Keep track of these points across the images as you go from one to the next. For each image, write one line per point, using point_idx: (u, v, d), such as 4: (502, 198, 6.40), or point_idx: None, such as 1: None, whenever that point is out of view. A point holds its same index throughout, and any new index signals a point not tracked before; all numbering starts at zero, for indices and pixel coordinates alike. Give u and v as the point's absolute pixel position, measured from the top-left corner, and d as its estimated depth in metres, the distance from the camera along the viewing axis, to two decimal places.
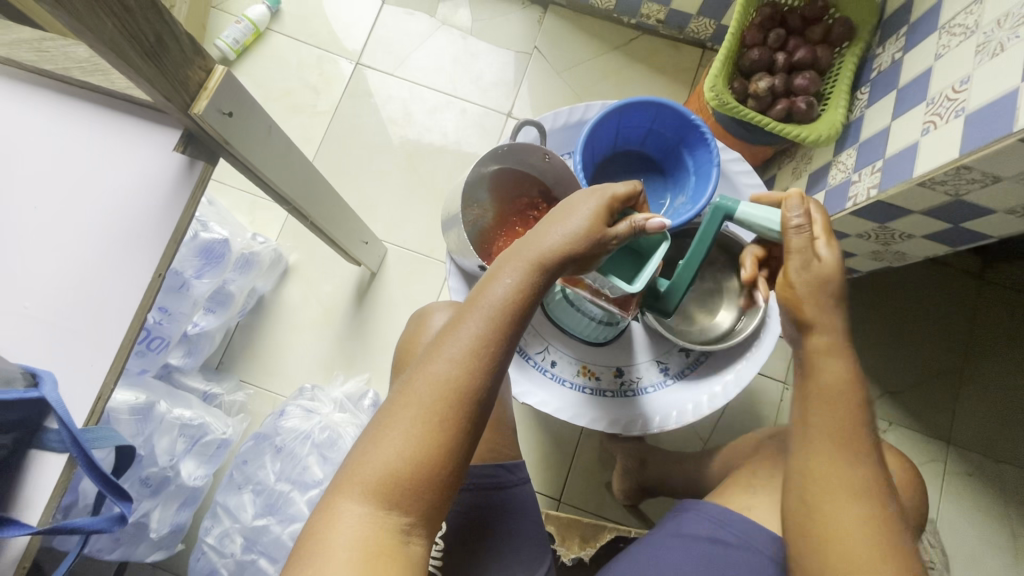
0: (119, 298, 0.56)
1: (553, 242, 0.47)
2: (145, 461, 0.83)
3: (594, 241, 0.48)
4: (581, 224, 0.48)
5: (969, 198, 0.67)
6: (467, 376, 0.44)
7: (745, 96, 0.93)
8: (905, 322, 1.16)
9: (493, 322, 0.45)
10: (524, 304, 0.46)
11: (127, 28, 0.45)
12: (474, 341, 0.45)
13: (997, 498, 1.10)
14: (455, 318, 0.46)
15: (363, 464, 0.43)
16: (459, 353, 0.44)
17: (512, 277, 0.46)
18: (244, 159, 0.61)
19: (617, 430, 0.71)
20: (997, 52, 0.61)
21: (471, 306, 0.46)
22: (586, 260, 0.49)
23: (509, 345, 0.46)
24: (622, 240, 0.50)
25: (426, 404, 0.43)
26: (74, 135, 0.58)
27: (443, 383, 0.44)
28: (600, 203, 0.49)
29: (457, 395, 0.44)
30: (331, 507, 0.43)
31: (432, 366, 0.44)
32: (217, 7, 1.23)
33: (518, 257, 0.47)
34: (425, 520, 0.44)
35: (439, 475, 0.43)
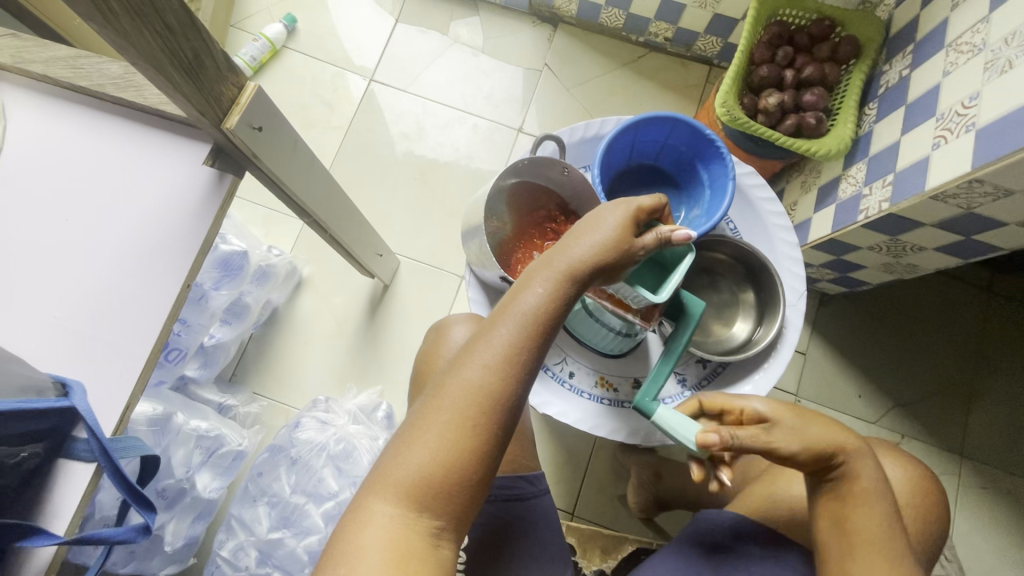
0: (149, 307, 0.57)
1: (583, 252, 0.48)
2: (161, 473, 0.83)
3: (623, 253, 0.49)
4: (609, 234, 0.49)
5: (981, 211, 0.68)
6: (500, 382, 0.45)
7: (755, 111, 0.95)
8: (914, 335, 1.17)
9: (526, 329, 0.46)
10: (554, 310, 0.47)
11: (168, 45, 0.46)
12: (507, 347, 0.45)
13: (1012, 511, 1.09)
14: (487, 323, 0.47)
15: (396, 466, 0.44)
16: (492, 358, 0.45)
17: (542, 284, 0.47)
18: (271, 172, 0.62)
19: (637, 441, 0.71)
20: (1005, 69, 0.63)
21: (503, 312, 0.47)
22: (613, 271, 0.50)
23: (540, 352, 0.47)
24: (646, 253, 0.50)
25: (460, 407, 0.44)
26: (107, 149, 0.59)
27: (476, 388, 0.44)
28: (628, 214, 0.50)
29: (490, 399, 0.44)
30: (363, 507, 0.43)
31: (466, 371, 0.45)
32: (236, 26, 1.26)
33: (548, 266, 0.48)
34: (454, 524, 0.44)
35: (470, 479, 0.44)
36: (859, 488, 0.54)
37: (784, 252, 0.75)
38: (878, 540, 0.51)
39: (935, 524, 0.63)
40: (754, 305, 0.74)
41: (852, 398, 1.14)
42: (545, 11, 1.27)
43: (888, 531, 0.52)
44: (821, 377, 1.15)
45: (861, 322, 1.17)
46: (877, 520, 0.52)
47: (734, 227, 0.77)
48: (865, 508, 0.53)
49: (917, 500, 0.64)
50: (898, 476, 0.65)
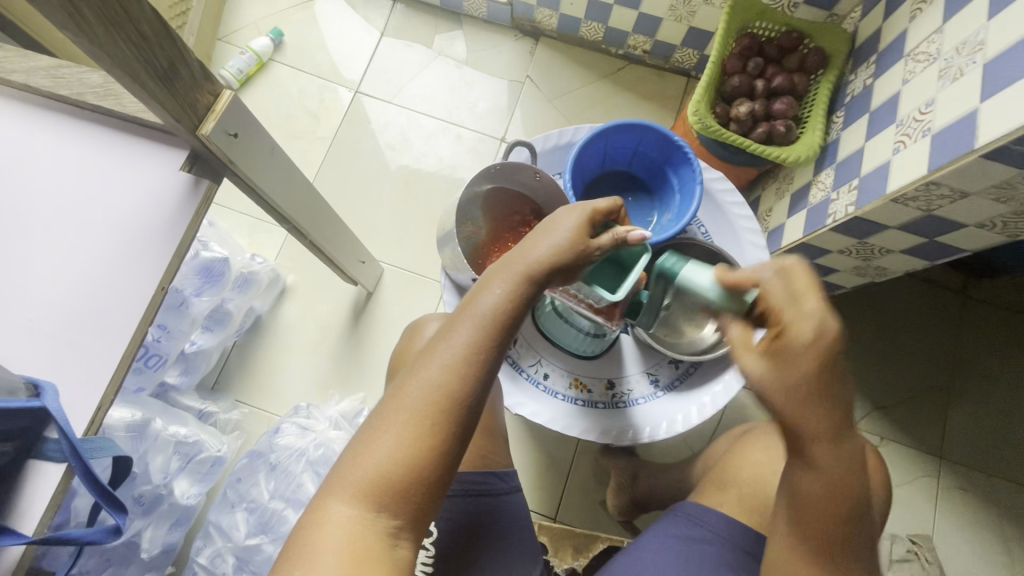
0: (122, 310, 0.57)
1: (540, 254, 0.49)
2: (138, 479, 0.83)
3: (578, 254, 0.50)
4: (565, 236, 0.50)
5: (941, 213, 0.70)
6: (459, 381, 0.46)
7: (727, 120, 0.98)
8: (892, 338, 1.18)
9: (484, 330, 0.47)
10: (513, 311, 0.48)
11: (143, 54, 0.48)
12: (466, 347, 0.46)
13: (989, 512, 1.11)
14: (448, 325, 0.48)
15: (355, 466, 0.44)
16: (451, 358, 0.46)
17: (501, 285, 0.49)
18: (248, 177, 0.64)
19: (609, 441, 0.73)
20: (957, 76, 0.65)
21: (461, 314, 0.48)
22: (569, 272, 0.51)
23: (499, 352, 0.48)
24: (602, 253, 0.52)
25: (417, 407, 0.45)
26: (85, 155, 0.61)
27: (435, 387, 0.45)
28: (583, 217, 0.51)
29: (448, 398, 0.45)
30: (321, 507, 0.44)
31: (425, 371, 0.46)
32: (223, 39, 1.29)
33: (506, 268, 0.50)
34: (412, 525, 0.45)
35: (428, 478, 0.45)
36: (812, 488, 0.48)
37: (752, 255, 0.77)
38: (817, 551, 0.50)
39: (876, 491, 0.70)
40: None
41: None
42: (526, 24, 1.30)
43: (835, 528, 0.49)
44: None
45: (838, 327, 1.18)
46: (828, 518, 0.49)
47: (705, 231, 0.79)
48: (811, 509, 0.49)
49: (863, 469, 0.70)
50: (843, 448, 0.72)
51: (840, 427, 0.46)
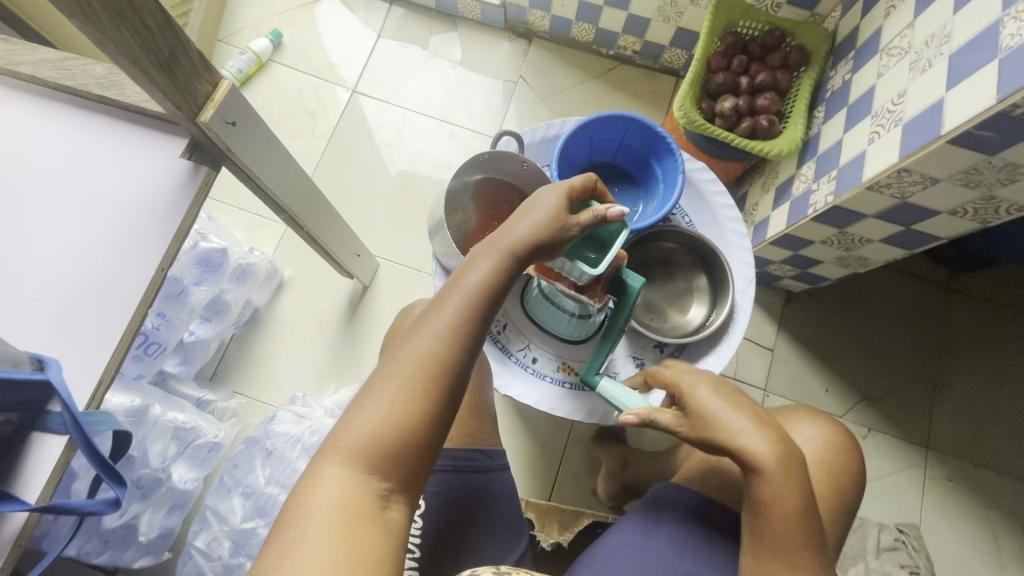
0: (124, 290, 0.60)
1: (522, 230, 0.52)
2: (137, 463, 0.85)
3: (559, 230, 0.53)
4: (546, 213, 0.53)
5: (914, 200, 0.72)
6: (448, 350, 0.48)
7: (713, 116, 1.00)
8: (878, 331, 1.20)
9: (472, 302, 0.49)
10: (498, 285, 0.51)
11: (145, 42, 0.50)
12: (453, 320, 0.49)
13: (975, 501, 1.13)
14: (437, 298, 0.51)
15: (347, 431, 0.46)
16: (439, 329, 0.48)
17: (486, 261, 0.51)
18: (244, 165, 0.66)
19: (595, 421, 0.75)
20: (926, 68, 0.68)
21: (450, 287, 0.50)
22: (550, 249, 0.54)
23: (485, 324, 0.50)
24: (583, 229, 0.54)
25: (408, 375, 0.47)
26: (89, 143, 0.63)
27: (424, 356, 0.48)
28: (562, 195, 0.54)
29: (438, 366, 0.47)
30: (315, 471, 0.46)
31: (416, 341, 0.48)
32: (224, 41, 1.32)
33: (491, 245, 0.52)
34: (403, 488, 0.47)
35: (418, 443, 0.47)
36: (772, 505, 0.53)
37: (734, 242, 0.80)
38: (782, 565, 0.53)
39: (848, 477, 0.72)
40: (707, 291, 0.78)
41: (819, 393, 1.18)
42: (520, 26, 1.33)
43: (799, 543, 0.53)
44: (790, 373, 1.18)
45: (825, 320, 1.21)
46: (788, 532, 0.53)
47: (689, 220, 0.81)
48: (773, 522, 0.53)
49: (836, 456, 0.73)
50: (819, 435, 0.74)
51: (778, 446, 0.53)
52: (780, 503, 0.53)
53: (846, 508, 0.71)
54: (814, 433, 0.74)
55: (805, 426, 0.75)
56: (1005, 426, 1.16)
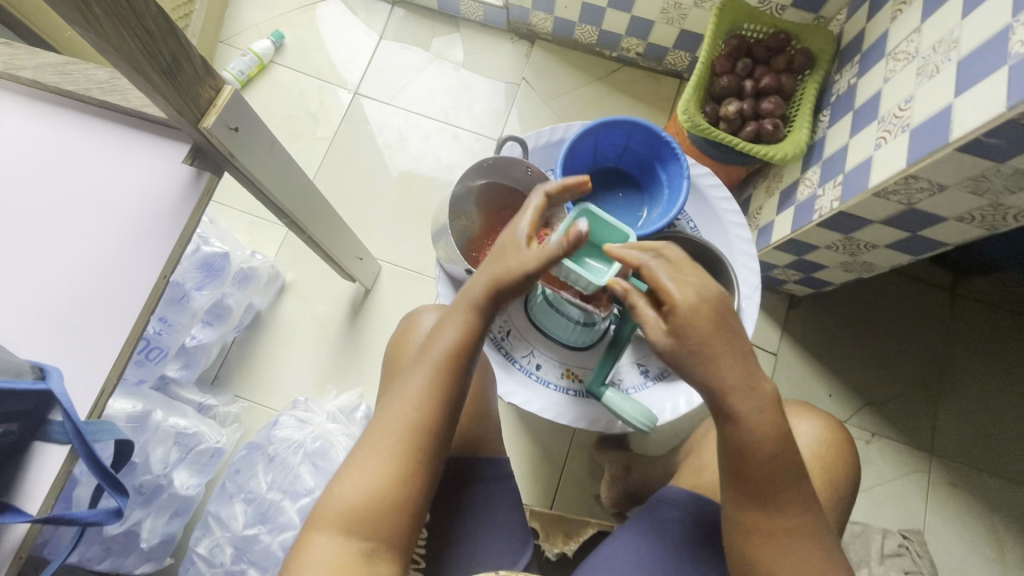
0: (126, 298, 0.59)
1: (480, 285, 0.53)
2: (139, 469, 0.84)
3: (513, 273, 0.53)
4: (498, 263, 0.54)
5: (921, 206, 0.72)
6: (422, 410, 0.51)
7: (717, 119, 1.00)
8: (881, 336, 1.20)
9: (442, 364, 0.52)
10: (467, 345, 0.53)
11: (147, 48, 0.50)
12: (425, 382, 0.52)
13: (979, 506, 1.12)
14: (412, 362, 0.54)
15: (333, 498, 0.50)
16: (415, 394, 0.52)
17: (454, 323, 0.54)
18: (247, 170, 0.66)
19: (599, 429, 0.74)
20: (934, 73, 0.67)
21: (423, 353, 0.54)
22: (514, 291, 0.54)
23: (458, 383, 0.53)
24: (543, 266, 0.52)
25: (386, 439, 0.51)
26: (92, 148, 0.63)
27: (400, 419, 0.51)
28: (514, 240, 0.54)
29: (412, 427, 0.51)
30: (306, 537, 0.49)
31: (391, 406, 0.52)
32: (226, 42, 1.31)
33: (459, 305, 0.54)
34: (390, 546, 0.49)
35: (399, 500, 0.50)
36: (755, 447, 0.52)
37: (739, 248, 0.79)
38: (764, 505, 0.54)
39: (841, 478, 0.71)
40: None
41: (823, 397, 1.17)
42: (522, 27, 1.33)
43: (780, 480, 0.53)
44: (794, 377, 1.18)
45: (828, 324, 1.20)
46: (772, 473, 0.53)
47: (693, 225, 0.81)
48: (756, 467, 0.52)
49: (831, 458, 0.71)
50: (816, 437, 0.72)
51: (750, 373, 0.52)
52: (760, 443, 0.52)
53: (839, 505, 0.70)
54: (809, 432, 0.72)
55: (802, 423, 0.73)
56: (1008, 431, 1.15)
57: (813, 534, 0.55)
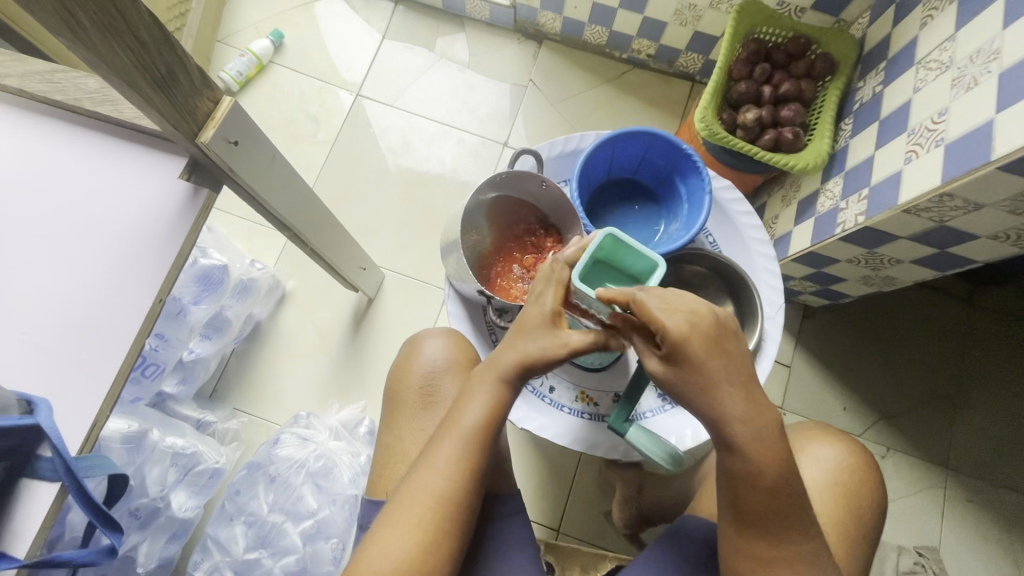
0: (119, 324, 0.56)
1: (512, 360, 0.53)
2: (135, 492, 0.82)
3: (547, 354, 0.52)
4: (530, 340, 0.53)
5: (953, 224, 0.69)
6: (453, 485, 0.51)
7: (734, 126, 0.96)
8: (896, 347, 1.17)
9: (471, 438, 0.53)
10: (494, 420, 0.54)
11: (140, 60, 0.46)
12: (455, 457, 0.52)
13: (995, 522, 1.10)
14: (438, 432, 0.54)
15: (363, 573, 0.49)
16: (447, 465, 0.52)
17: (483, 398, 0.54)
18: (248, 185, 0.62)
19: (616, 456, 0.71)
20: (971, 86, 0.64)
21: (449, 426, 0.53)
22: (546, 368, 0.54)
23: (486, 456, 0.53)
24: (578, 350, 0.51)
25: (417, 514, 0.50)
26: (82, 162, 0.59)
27: (430, 494, 0.51)
28: (546, 317, 0.52)
29: (445, 503, 0.51)
30: None
31: (422, 479, 0.52)
32: (223, 42, 1.27)
33: (489, 374, 0.54)
34: None
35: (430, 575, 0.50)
36: (752, 474, 0.47)
37: (761, 265, 0.76)
38: (763, 533, 0.49)
39: (867, 503, 0.66)
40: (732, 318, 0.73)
41: (837, 411, 1.15)
42: (530, 27, 1.29)
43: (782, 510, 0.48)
44: (807, 390, 1.15)
45: (842, 334, 1.18)
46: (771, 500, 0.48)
47: (713, 240, 0.78)
48: (754, 493, 0.48)
49: (854, 484, 0.66)
50: (839, 464, 0.67)
51: (750, 396, 0.46)
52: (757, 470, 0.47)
53: (866, 537, 0.65)
54: (829, 457, 0.68)
55: (819, 446, 0.69)
56: None
57: (817, 566, 0.50)
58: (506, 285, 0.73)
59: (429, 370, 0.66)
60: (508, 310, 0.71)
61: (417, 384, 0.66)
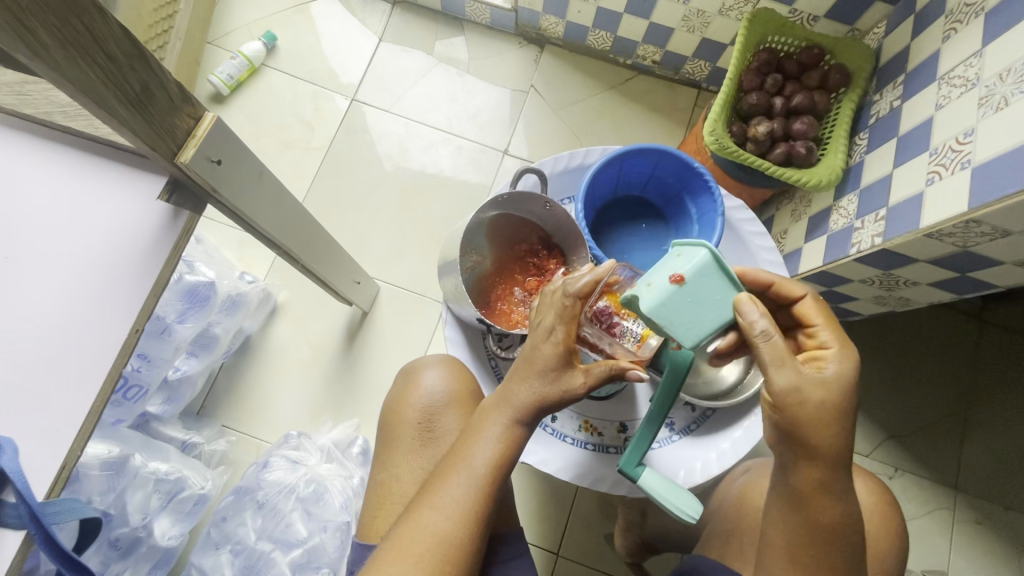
0: (90, 358, 0.52)
1: (526, 396, 0.50)
2: (115, 521, 0.79)
3: (563, 391, 0.50)
4: (545, 375, 0.50)
5: (978, 250, 0.65)
6: (460, 529, 0.47)
7: (744, 139, 0.93)
8: (906, 365, 1.14)
9: (479, 481, 0.49)
10: (503, 462, 0.50)
11: (110, 77, 0.43)
12: (463, 499, 0.48)
13: (1006, 546, 1.08)
14: (441, 470, 0.50)
15: None
16: (454, 507, 0.48)
17: (495, 436, 0.50)
18: (233, 205, 0.58)
19: (622, 491, 0.68)
20: (1002, 106, 0.61)
21: (455, 464, 0.50)
22: (559, 406, 0.51)
23: (495, 501, 0.49)
24: (593, 384, 0.50)
25: (420, 557, 0.46)
26: (52, 182, 0.55)
27: (434, 537, 0.47)
28: (562, 351, 0.49)
29: (451, 548, 0.47)
30: None
31: (424, 520, 0.47)
32: (213, 43, 1.22)
33: (499, 411, 0.51)
34: None
35: None
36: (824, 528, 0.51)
37: None
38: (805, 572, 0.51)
39: (888, 542, 0.64)
40: None
41: None
42: (532, 31, 1.24)
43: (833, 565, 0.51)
44: None
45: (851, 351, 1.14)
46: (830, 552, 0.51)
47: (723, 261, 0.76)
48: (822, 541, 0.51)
49: (876, 525, 0.64)
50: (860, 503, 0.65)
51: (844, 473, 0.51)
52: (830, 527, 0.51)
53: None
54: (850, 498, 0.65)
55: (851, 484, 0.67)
56: None
57: None
58: (507, 309, 0.69)
59: (428, 404, 0.63)
60: (509, 337, 0.67)
61: (416, 419, 0.62)
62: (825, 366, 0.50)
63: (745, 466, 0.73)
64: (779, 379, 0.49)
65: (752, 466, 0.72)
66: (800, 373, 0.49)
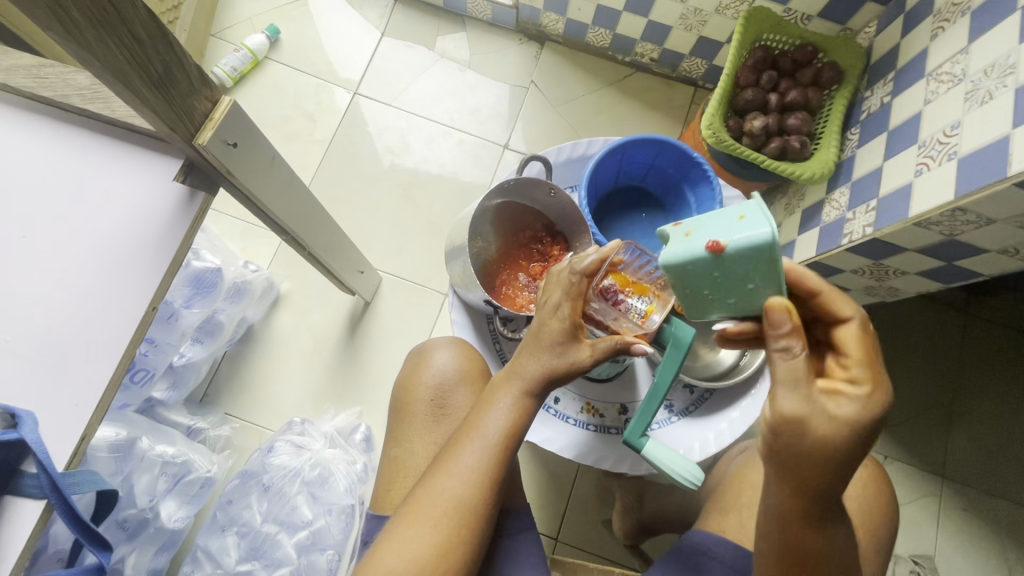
0: (110, 332, 0.53)
1: (535, 369, 0.52)
2: (123, 502, 0.80)
3: (570, 363, 0.52)
4: (552, 348, 0.52)
5: (963, 238, 0.68)
6: (473, 496, 0.49)
7: (739, 134, 0.95)
8: (894, 357, 1.17)
9: (490, 452, 0.50)
10: (514, 433, 0.52)
11: (136, 58, 0.44)
12: (474, 468, 0.50)
13: (990, 531, 1.11)
14: (454, 440, 0.52)
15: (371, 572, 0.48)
16: (469, 473, 0.49)
17: (506, 407, 0.52)
18: (247, 189, 0.60)
19: (623, 470, 0.70)
20: (986, 100, 0.64)
21: (467, 436, 0.51)
22: (568, 378, 0.53)
23: (504, 471, 0.51)
24: (600, 356, 0.52)
25: (433, 521, 0.48)
26: (69, 162, 0.56)
27: (449, 501, 0.49)
28: (568, 324, 0.51)
29: (462, 514, 0.49)
30: None
31: (438, 487, 0.49)
32: (216, 35, 1.24)
33: (510, 384, 0.52)
34: None
35: None
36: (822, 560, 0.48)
37: None
38: None
39: (879, 518, 0.66)
40: None
41: None
42: (532, 28, 1.27)
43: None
44: None
45: None
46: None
47: None
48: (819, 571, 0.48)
49: (869, 503, 0.67)
50: (853, 480, 0.67)
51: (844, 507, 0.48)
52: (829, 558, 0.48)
53: (873, 559, 0.66)
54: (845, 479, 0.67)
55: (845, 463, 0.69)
56: (1018, 453, 1.14)
57: None
58: (511, 294, 0.71)
59: (439, 382, 0.65)
60: (513, 320, 0.70)
61: (427, 397, 0.64)
62: (847, 401, 0.43)
63: (741, 448, 0.75)
64: (786, 400, 0.43)
65: (748, 446, 0.74)
66: (818, 403, 0.42)
